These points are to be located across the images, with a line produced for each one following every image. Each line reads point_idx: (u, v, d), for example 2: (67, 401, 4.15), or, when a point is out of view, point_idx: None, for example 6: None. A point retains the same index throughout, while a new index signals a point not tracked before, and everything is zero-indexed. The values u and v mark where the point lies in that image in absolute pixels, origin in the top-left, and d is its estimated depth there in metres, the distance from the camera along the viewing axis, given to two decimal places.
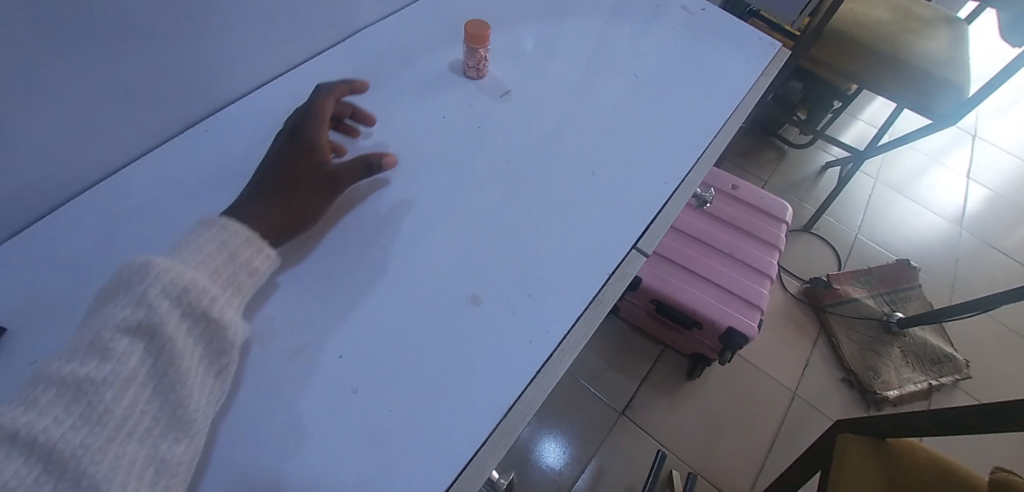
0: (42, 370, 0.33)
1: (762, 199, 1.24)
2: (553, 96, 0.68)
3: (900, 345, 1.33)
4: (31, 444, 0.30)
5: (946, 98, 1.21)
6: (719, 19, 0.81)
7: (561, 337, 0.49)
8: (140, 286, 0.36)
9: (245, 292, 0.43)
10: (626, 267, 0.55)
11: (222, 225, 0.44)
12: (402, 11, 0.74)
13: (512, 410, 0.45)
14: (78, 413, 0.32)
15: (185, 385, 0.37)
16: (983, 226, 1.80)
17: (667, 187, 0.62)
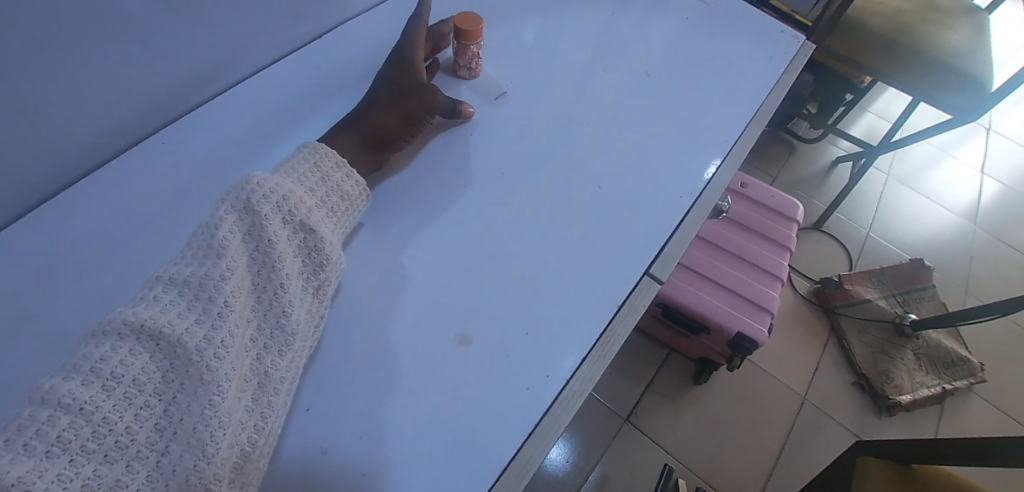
0: (163, 272, 0.38)
1: (773, 197, 1.20)
2: (555, 98, 0.63)
3: (913, 349, 1.28)
4: (161, 332, 0.34)
5: (966, 91, 1.16)
6: (736, 9, 0.75)
7: (565, 382, 0.45)
8: (250, 196, 0.42)
9: (339, 215, 0.48)
10: (637, 297, 0.50)
11: (319, 149, 0.50)
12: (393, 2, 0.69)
13: (508, 469, 0.40)
14: (199, 308, 0.37)
15: (286, 294, 0.41)
16: (999, 224, 1.74)
17: (684, 202, 0.56)
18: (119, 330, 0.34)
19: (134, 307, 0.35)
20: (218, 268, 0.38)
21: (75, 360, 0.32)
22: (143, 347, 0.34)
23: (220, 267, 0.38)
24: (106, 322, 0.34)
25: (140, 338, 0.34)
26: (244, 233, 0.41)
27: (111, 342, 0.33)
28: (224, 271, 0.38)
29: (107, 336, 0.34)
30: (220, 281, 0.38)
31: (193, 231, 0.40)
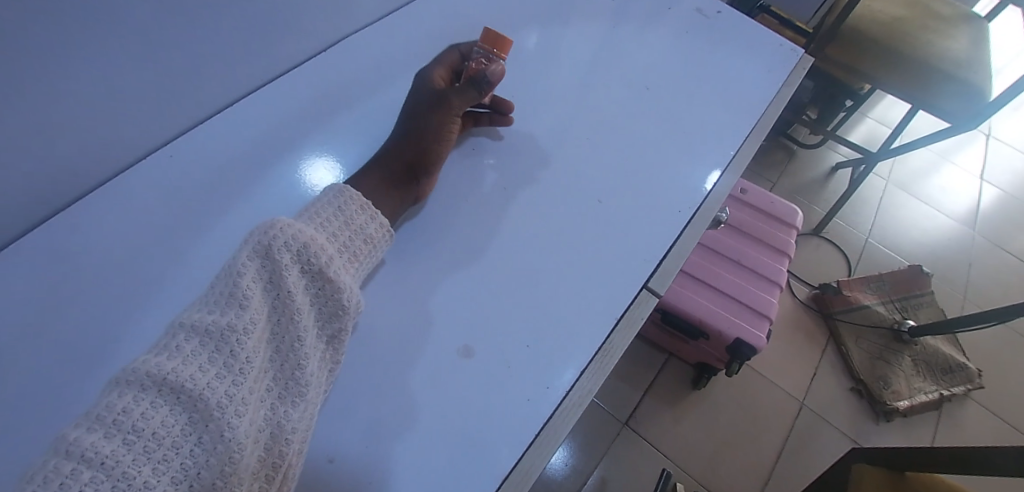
0: (185, 318, 0.38)
1: (772, 204, 1.20)
2: (557, 108, 0.64)
3: (911, 355, 1.29)
4: (181, 386, 0.34)
5: (965, 99, 1.16)
6: (737, 23, 0.76)
7: (566, 393, 0.45)
8: (272, 244, 0.41)
9: (361, 259, 0.46)
10: (636, 309, 0.50)
11: (344, 192, 0.48)
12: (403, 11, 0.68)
13: (512, 477, 0.41)
14: (218, 361, 0.36)
15: (304, 346, 0.40)
16: (998, 231, 1.75)
17: (684, 215, 0.57)
18: (142, 381, 0.34)
19: (155, 356, 0.35)
20: (240, 318, 0.38)
21: (98, 410, 0.32)
22: (162, 400, 0.34)
23: (241, 318, 0.38)
24: (128, 371, 0.34)
25: (160, 391, 0.34)
26: (265, 282, 0.40)
27: (132, 394, 0.33)
28: (246, 322, 0.38)
29: (128, 386, 0.33)
30: (241, 334, 0.37)
31: (216, 276, 0.40)
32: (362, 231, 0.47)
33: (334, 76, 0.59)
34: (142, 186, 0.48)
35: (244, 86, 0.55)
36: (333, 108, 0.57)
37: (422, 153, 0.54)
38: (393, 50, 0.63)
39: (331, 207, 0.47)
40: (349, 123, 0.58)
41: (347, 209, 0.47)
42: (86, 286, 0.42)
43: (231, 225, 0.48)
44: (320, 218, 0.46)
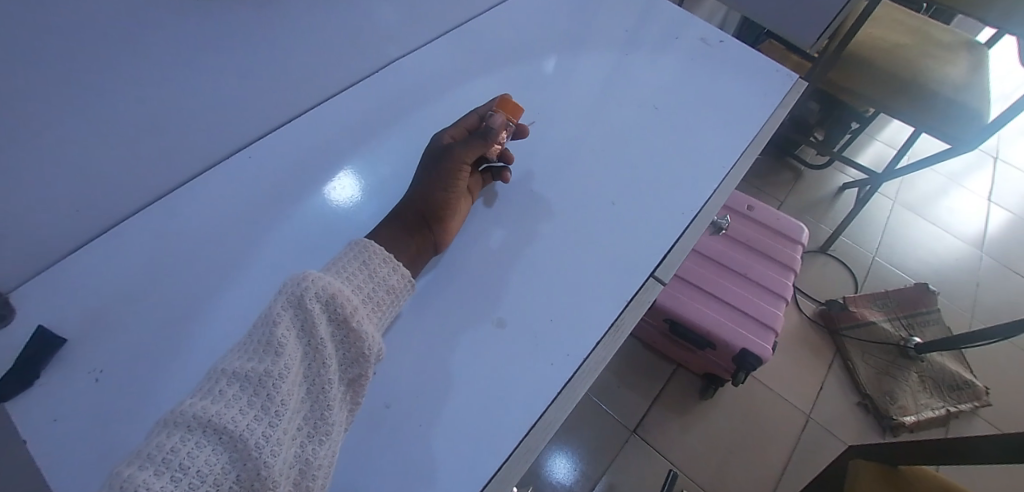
0: (226, 364, 0.40)
1: (778, 221, 1.24)
2: (572, 122, 0.68)
3: (917, 370, 1.31)
4: (224, 427, 0.36)
5: (965, 122, 1.21)
6: (738, 50, 0.82)
7: (581, 361, 0.51)
8: (304, 294, 0.43)
9: (383, 309, 0.48)
10: (642, 294, 0.56)
11: (368, 246, 0.50)
12: (440, 39, 0.72)
13: (534, 429, 0.47)
14: (256, 404, 0.38)
15: (330, 391, 0.42)
16: (1005, 251, 1.76)
17: (687, 217, 0.62)
18: (189, 422, 0.36)
19: (201, 400, 0.37)
20: (276, 365, 0.40)
21: (150, 449, 0.34)
22: (207, 439, 0.36)
23: (277, 365, 0.40)
24: (177, 413, 0.36)
25: (205, 431, 0.36)
26: (297, 330, 0.42)
27: (181, 434, 0.35)
28: (281, 368, 0.40)
29: (177, 427, 0.35)
30: (277, 379, 0.39)
31: (253, 325, 0.42)
32: (383, 281, 0.49)
33: (374, 88, 0.65)
34: (207, 185, 0.54)
35: (295, 105, 0.60)
36: (376, 116, 0.63)
37: (438, 204, 0.55)
38: (429, 67, 0.69)
39: (354, 263, 0.49)
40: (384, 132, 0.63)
41: (370, 264, 0.49)
42: (171, 270, 0.48)
43: (293, 221, 0.54)
44: (343, 272, 0.47)
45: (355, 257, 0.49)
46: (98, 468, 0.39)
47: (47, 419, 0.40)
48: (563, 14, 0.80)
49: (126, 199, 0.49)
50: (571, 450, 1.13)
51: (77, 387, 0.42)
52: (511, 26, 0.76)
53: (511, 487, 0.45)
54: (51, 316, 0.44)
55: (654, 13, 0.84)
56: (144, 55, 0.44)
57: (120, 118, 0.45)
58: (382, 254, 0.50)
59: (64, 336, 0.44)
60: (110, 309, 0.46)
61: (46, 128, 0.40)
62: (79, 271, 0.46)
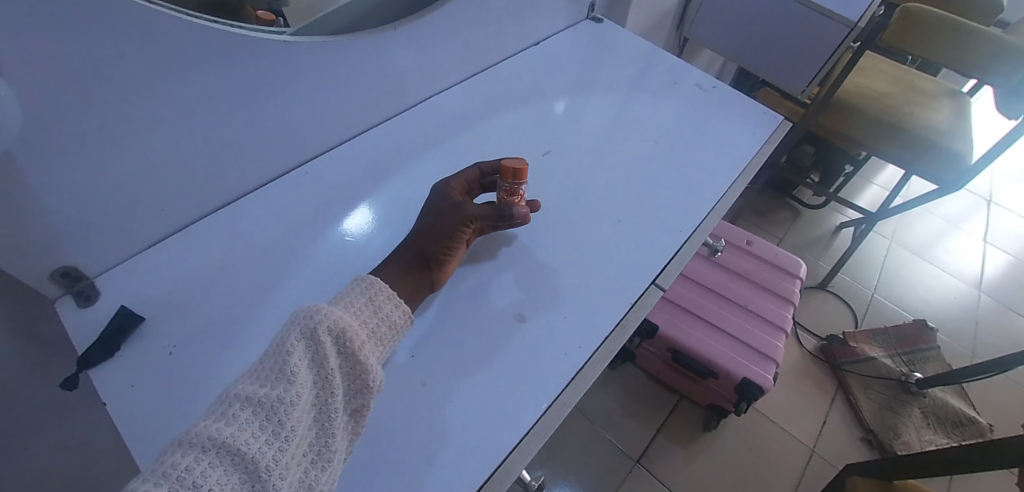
0: (238, 388, 0.38)
1: (777, 256, 1.28)
2: (582, 152, 0.74)
3: (920, 406, 1.32)
4: (237, 449, 0.34)
5: (951, 164, 1.27)
6: (730, 95, 0.89)
7: (590, 353, 0.54)
8: (316, 326, 0.41)
9: (384, 344, 0.46)
10: (644, 298, 0.59)
11: (374, 282, 0.48)
12: (462, 82, 0.79)
13: (550, 409, 0.49)
14: (268, 429, 0.36)
15: (335, 420, 0.40)
16: (1002, 291, 1.79)
17: (684, 235, 0.66)
18: (203, 443, 0.34)
19: (214, 422, 0.35)
20: (287, 392, 0.38)
21: (163, 469, 0.32)
22: (219, 460, 0.34)
23: (289, 392, 0.38)
24: (191, 433, 0.34)
25: (218, 453, 0.34)
26: (308, 360, 0.40)
27: (196, 454, 0.33)
28: (293, 396, 0.38)
29: (192, 447, 0.34)
30: (288, 405, 0.37)
31: (263, 352, 0.40)
32: (392, 315, 0.47)
33: (411, 122, 0.71)
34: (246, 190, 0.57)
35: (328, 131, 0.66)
36: (419, 144, 0.68)
37: (438, 248, 0.54)
38: (457, 105, 0.75)
39: (357, 297, 0.47)
40: (409, 151, 0.67)
41: (377, 302, 0.47)
42: (208, 258, 0.51)
43: (342, 226, 0.57)
44: (344, 306, 0.45)
45: (364, 293, 0.47)
46: (167, 435, 0.40)
47: (124, 385, 0.42)
48: (573, 62, 0.88)
49: (204, 199, 0.53)
50: (572, 486, 1.12)
51: (152, 358, 0.44)
52: (526, 72, 0.84)
53: (523, 469, 0.46)
54: (134, 296, 0.47)
55: (654, 62, 0.92)
56: (230, 66, 0.48)
57: (215, 131, 0.50)
58: (393, 290, 0.49)
59: (142, 315, 0.46)
60: (187, 289, 0.48)
61: (155, 130, 0.45)
62: (160, 260, 0.50)
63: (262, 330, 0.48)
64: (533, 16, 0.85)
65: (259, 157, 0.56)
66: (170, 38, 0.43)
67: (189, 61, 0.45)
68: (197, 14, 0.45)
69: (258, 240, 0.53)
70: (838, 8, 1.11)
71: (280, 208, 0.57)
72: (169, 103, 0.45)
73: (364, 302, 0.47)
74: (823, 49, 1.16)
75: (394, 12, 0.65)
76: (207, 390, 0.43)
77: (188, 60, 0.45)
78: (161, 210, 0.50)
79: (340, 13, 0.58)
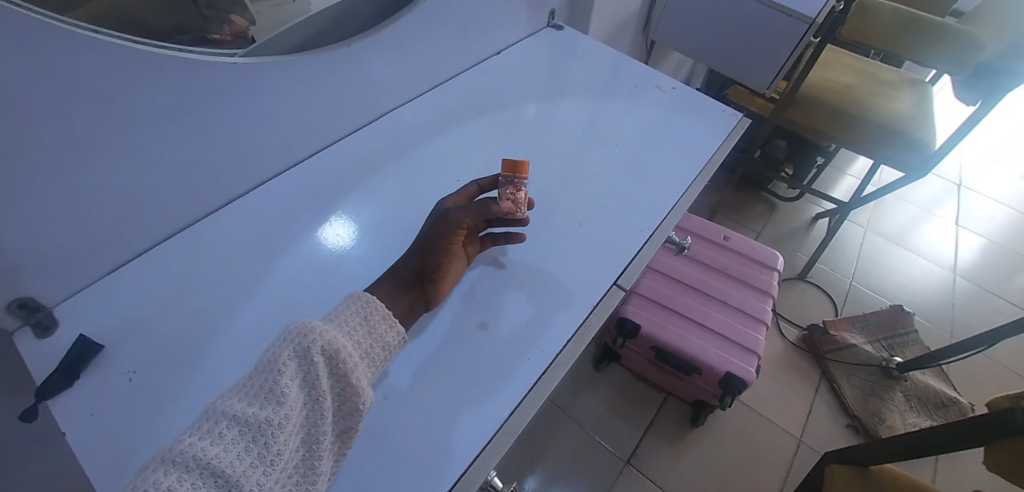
0: (226, 405, 0.38)
1: (755, 249, 1.30)
2: (545, 158, 0.75)
3: (902, 390, 1.34)
4: (222, 471, 0.35)
5: (914, 151, 1.31)
6: (690, 95, 0.91)
7: (554, 355, 0.54)
8: (310, 347, 0.41)
9: (377, 365, 0.47)
10: (607, 299, 0.60)
11: (370, 301, 0.49)
12: (426, 94, 0.80)
13: (515, 414, 0.49)
14: (254, 451, 0.37)
15: (323, 443, 0.40)
16: (975, 272, 1.83)
17: (645, 234, 0.67)
18: (186, 463, 0.34)
19: (199, 440, 0.36)
20: (276, 413, 0.38)
21: (144, 487, 0.33)
22: (201, 481, 0.34)
23: (278, 414, 0.38)
24: (176, 451, 0.35)
25: (201, 475, 0.35)
26: (301, 379, 0.41)
27: (178, 473, 0.34)
28: (281, 418, 0.38)
29: (174, 466, 0.34)
30: (277, 427, 0.38)
31: (254, 368, 0.40)
32: (389, 334, 0.48)
33: (373, 135, 0.71)
34: (204, 212, 0.57)
35: None
36: (381, 157, 0.68)
37: (432, 262, 0.54)
38: (421, 117, 0.76)
39: (346, 313, 0.47)
40: (372, 167, 0.67)
41: (367, 320, 0.47)
42: (167, 283, 0.51)
43: (311, 240, 0.57)
44: (332, 322, 0.46)
45: (353, 308, 0.48)
46: (129, 459, 0.40)
47: (85, 413, 0.42)
48: (537, 70, 0.90)
49: (164, 223, 0.53)
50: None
51: (113, 386, 0.43)
52: (490, 82, 0.85)
53: (490, 473, 0.46)
54: (94, 324, 0.46)
55: (617, 67, 0.94)
56: (178, 88, 0.48)
57: (171, 154, 0.50)
58: (387, 310, 0.49)
59: (102, 343, 0.45)
60: (149, 314, 0.48)
61: (109, 156, 0.46)
62: (119, 287, 0.49)
63: (224, 350, 0.47)
64: (493, 27, 0.86)
65: (219, 178, 0.56)
66: (117, 66, 0.43)
67: (137, 82, 0.45)
68: (144, 39, 0.45)
69: (218, 261, 0.53)
70: (795, 5, 1.15)
71: (241, 230, 0.56)
72: (122, 126, 0.45)
73: (358, 318, 0.47)
74: (785, 45, 1.19)
75: (351, 29, 0.66)
76: (173, 412, 0.43)
77: (134, 79, 0.44)
78: (118, 235, 0.49)
79: (297, 30, 0.59)
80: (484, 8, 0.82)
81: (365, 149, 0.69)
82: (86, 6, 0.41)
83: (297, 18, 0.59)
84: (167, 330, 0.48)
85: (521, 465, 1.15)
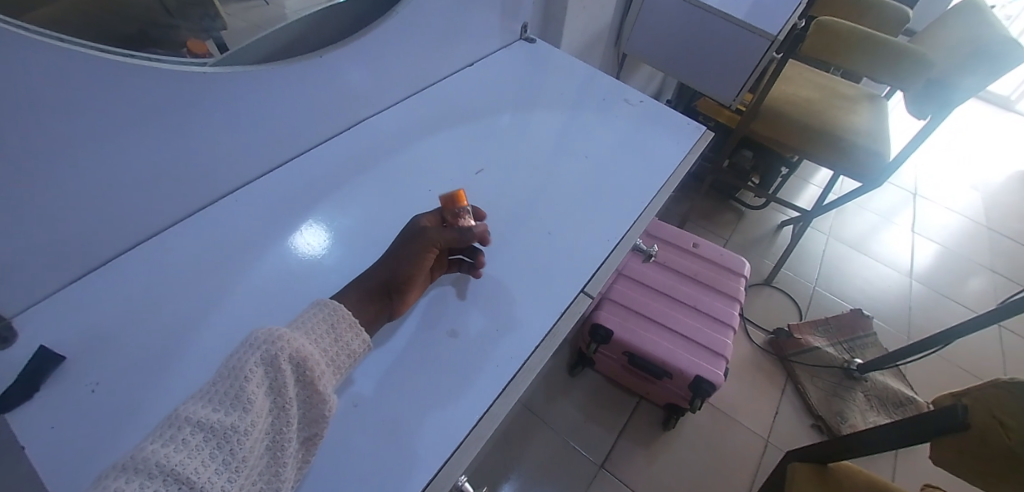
0: (189, 410, 0.38)
1: (722, 256, 1.34)
2: (516, 168, 0.77)
3: (863, 390, 1.40)
4: (187, 478, 0.34)
5: (871, 162, 1.38)
6: (656, 108, 0.95)
7: (522, 361, 0.55)
8: (277, 355, 0.41)
9: (342, 371, 0.47)
10: (574, 306, 0.62)
11: (337, 308, 0.49)
12: (399, 104, 0.81)
13: (483, 419, 0.51)
14: (219, 457, 0.37)
15: (287, 449, 0.41)
16: (930, 277, 1.93)
17: (611, 243, 0.70)
18: (149, 470, 0.34)
19: (162, 446, 0.35)
20: (242, 420, 0.38)
21: None
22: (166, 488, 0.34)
23: (244, 421, 0.38)
24: (138, 458, 0.34)
25: (165, 482, 0.34)
26: (267, 386, 0.41)
27: (142, 481, 0.33)
28: (248, 425, 0.38)
29: (136, 473, 0.33)
30: (243, 434, 0.38)
31: (219, 373, 0.40)
32: (354, 341, 0.48)
33: (345, 145, 0.72)
34: (170, 221, 0.56)
35: None
36: (353, 166, 0.69)
37: (401, 275, 0.55)
38: (393, 126, 0.77)
39: (310, 319, 0.47)
40: (342, 177, 0.67)
41: (334, 327, 0.48)
42: (132, 292, 0.50)
43: (281, 249, 0.57)
44: (297, 328, 0.46)
45: (318, 314, 0.48)
46: (90, 471, 0.40)
47: (44, 426, 0.41)
48: (509, 81, 0.92)
49: (129, 232, 0.53)
50: None
51: (74, 397, 0.43)
52: (462, 93, 0.86)
53: (458, 477, 0.47)
54: (55, 335, 0.46)
55: (587, 79, 0.97)
56: (144, 97, 0.48)
57: (137, 162, 0.50)
58: (353, 316, 0.49)
59: (63, 354, 0.45)
60: (113, 324, 0.48)
61: (75, 165, 0.45)
62: (82, 296, 0.49)
63: (190, 360, 0.47)
64: (465, 39, 0.88)
65: (188, 186, 0.56)
66: (83, 74, 0.43)
67: (103, 90, 0.45)
68: (111, 47, 0.45)
69: (185, 271, 0.53)
70: (758, 22, 1.20)
71: (208, 240, 0.56)
72: (88, 135, 0.45)
73: (323, 325, 0.47)
74: (749, 60, 1.24)
75: (322, 38, 0.66)
76: (135, 423, 0.43)
77: (101, 88, 0.44)
78: (82, 245, 0.49)
79: (269, 39, 0.59)
80: (456, 21, 0.83)
81: (335, 159, 0.69)
82: (42, 9, 0.40)
83: (268, 27, 0.60)
84: (131, 340, 0.47)
85: (496, 471, 1.15)
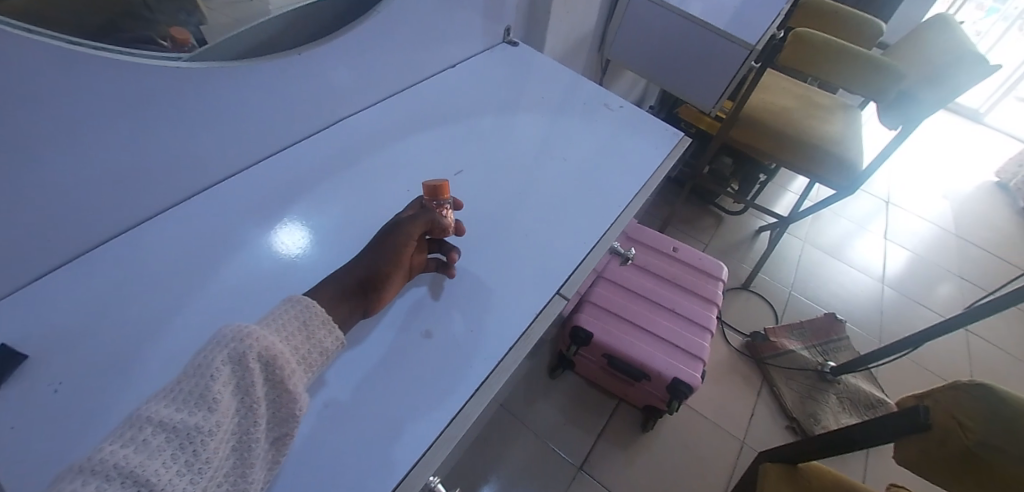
0: (152, 411, 0.37)
1: (700, 260, 1.36)
2: (496, 170, 0.77)
3: (835, 392, 1.44)
4: (146, 480, 0.34)
5: (845, 170, 1.41)
6: (636, 113, 0.96)
7: (497, 361, 0.56)
8: (245, 353, 0.41)
9: (314, 370, 0.47)
10: (549, 308, 0.63)
11: (310, 305, 0.49)
12: (379, 104, 0.80)
13: (456, 418, 0.51)
14: (181, 459, 0.36)
15: (255, 450, 0.40)
16: (901, 282, 1.99)
17: (588, 246, 0.71)
18: (106, 472, 0.33)
19: (121, 448, 0.35)
20: (207, 420, 0.38)
21: None
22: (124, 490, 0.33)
23: (209, 420, 0.38)
24: (95, 460, 0.33)
25: (122, 483, 0.33)
26: (234, 385, 0.40)
27: (98, 483, 0.33)
28: (212, 425, 0.38)
29: (92, 475, 0.33)
30: (207, 434, 0.37)
31: (184, 373, 0.39)
32: (326, 338, 0.48)
33: (323, 144, 0.71)
34: (141, 218, 0.55)
35: None
36: (331, 166, 0.69)
37: (378, 270, 0.55)
38: (373, 126, 0.76)
39: (281, 317, 0.47)
40: (320, 176, 0.67)
41: (308, 324, 0.47)
42: (99, 290, 0.49)
43: (255, 247, 0.57)
44: (268, 326, 0.45)
45: (290, 311, 0.48)
46: (49, 472, 0.39)
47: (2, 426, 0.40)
48: (490, 84, 0.92)
49: (97, 228, 0.51)
50: None
51: (35, 397, 0.42)
52: (443, 95, 0.86)
53: (430, 477, 0.47)
54: (16, 332, 0.44)
55: (568, 83, 0.98)
56: (115, 91, 0.47)
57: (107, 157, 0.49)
58: (327, 313, 0.49)
59: (25, 352, 0.44)
60: (80, 321, 0.47)
61: (41, 159, 0.44)
62: (45, 293, 0.47)
63: (158, 359, 0.46)
64: (447, 41, 0.88)
65: (159, 183, 0.55)
66: (51, 66, 0.42)
67: (73, 84, 0.44)
68: (81, 39, 0.44)
69: (155, 269, 0.52)
70: (737, 32, 1.23)
71: (180, 237, 0.55)
72: (56, 129, 0.44)
73: (294, 322, 0.47)
74: (728, 68, 1.27)
75: (303, 37, 0.66)
76: (98, 423, 0.42)
77: (71, 81, 0.43)
78: (47, 241, 0.48)
79: (248, 36, 0.59)
80: (438, 22, 0.84)
81: (313, 158, 0.69)
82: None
83: (248, 22, 0.59)
84: (97, 339, 0.46)
85: (475, 473, 1.15)
